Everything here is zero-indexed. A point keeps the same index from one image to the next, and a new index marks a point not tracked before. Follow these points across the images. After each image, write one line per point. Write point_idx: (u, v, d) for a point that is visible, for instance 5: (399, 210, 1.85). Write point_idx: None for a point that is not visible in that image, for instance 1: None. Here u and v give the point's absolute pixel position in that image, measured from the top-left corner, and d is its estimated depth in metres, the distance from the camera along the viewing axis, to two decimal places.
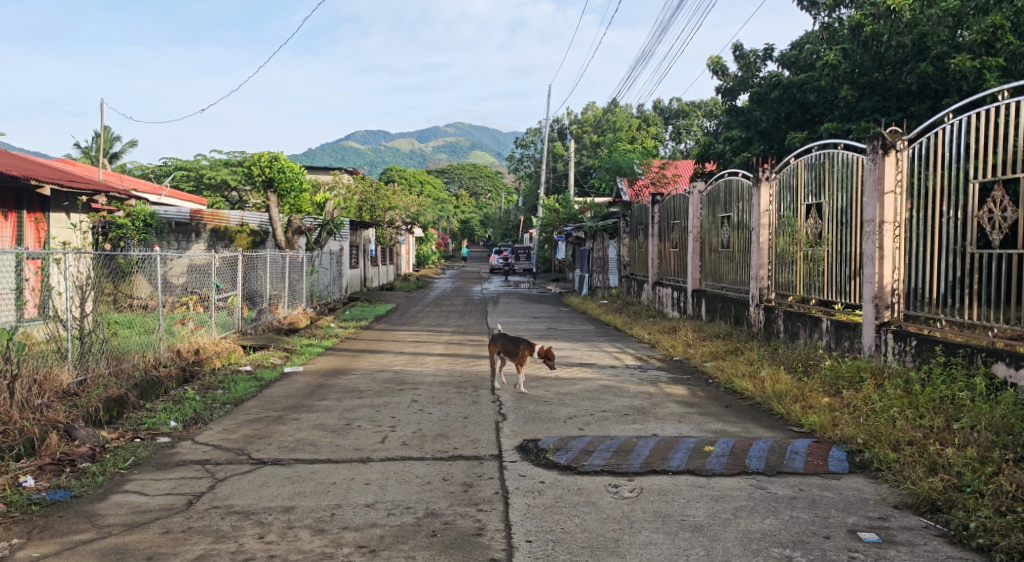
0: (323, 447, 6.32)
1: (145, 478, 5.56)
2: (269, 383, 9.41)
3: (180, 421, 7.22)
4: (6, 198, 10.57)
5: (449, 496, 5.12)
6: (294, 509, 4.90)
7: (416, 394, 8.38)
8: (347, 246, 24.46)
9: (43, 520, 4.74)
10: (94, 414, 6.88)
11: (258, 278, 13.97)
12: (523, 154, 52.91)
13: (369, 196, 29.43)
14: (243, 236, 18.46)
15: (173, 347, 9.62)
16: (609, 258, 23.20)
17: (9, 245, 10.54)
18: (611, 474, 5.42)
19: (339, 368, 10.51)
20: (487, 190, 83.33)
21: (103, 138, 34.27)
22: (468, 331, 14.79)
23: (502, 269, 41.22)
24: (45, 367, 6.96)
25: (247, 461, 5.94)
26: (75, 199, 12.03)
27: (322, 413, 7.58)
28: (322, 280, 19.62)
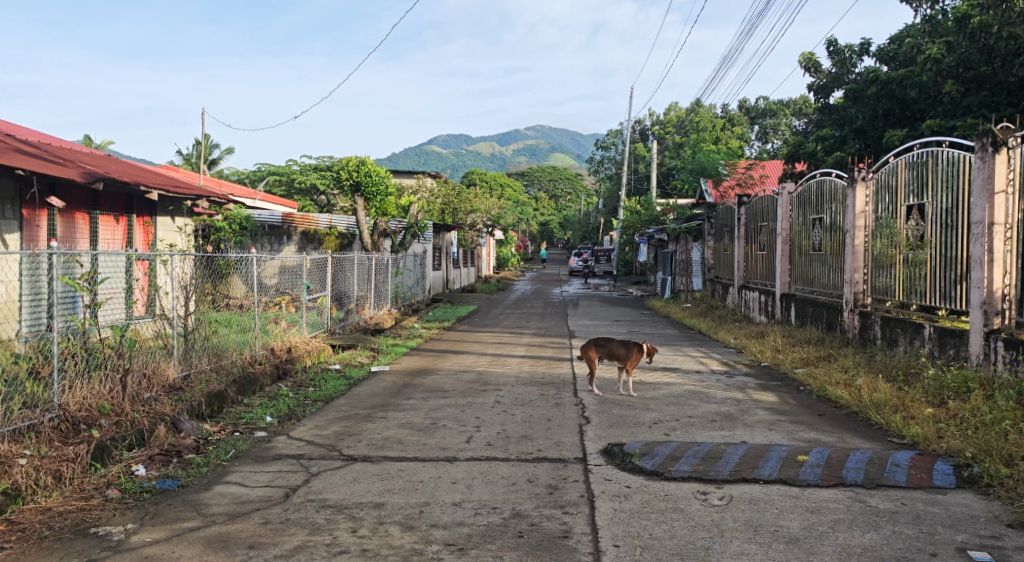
0: (410, 446, 6.46)
1: (244, 470, 5.81)
2: (357, 382, 9.67)
3: (275, 416, 7.52)
4: (118, 203, 11.21)
5: (535, 498, 5.14)
6: (384, 506, 5.03)
7: (499, 396, 8.46)
8: (430, 248, 24.91)
9: (155, 507, 5.01)
10: (197, 408, 7.23)
11: (345, 279, 14.36)
12: (603, 156, 52.52)
13: (452, 199, 29.88)
14: (332, 239, 19.02)
15: (267, 345, 10.00)
16: (692, 261, 22.81)
17: (120, 246, 11.20)
18: (699, 481, 5.34)
19: (424, 368, 10.71)
20: (567, 192, 83.03)
21: (203, 147, 36.15)
22: (549, 334, 14.81)
23: (581, 272, 41.03)
24: (153, 362, 7.35)
25: (339, 458, 6.12)
26: (180, 204, 12.67)
27: (408, 412, 7.74)
28: (407, 281, 20.05)
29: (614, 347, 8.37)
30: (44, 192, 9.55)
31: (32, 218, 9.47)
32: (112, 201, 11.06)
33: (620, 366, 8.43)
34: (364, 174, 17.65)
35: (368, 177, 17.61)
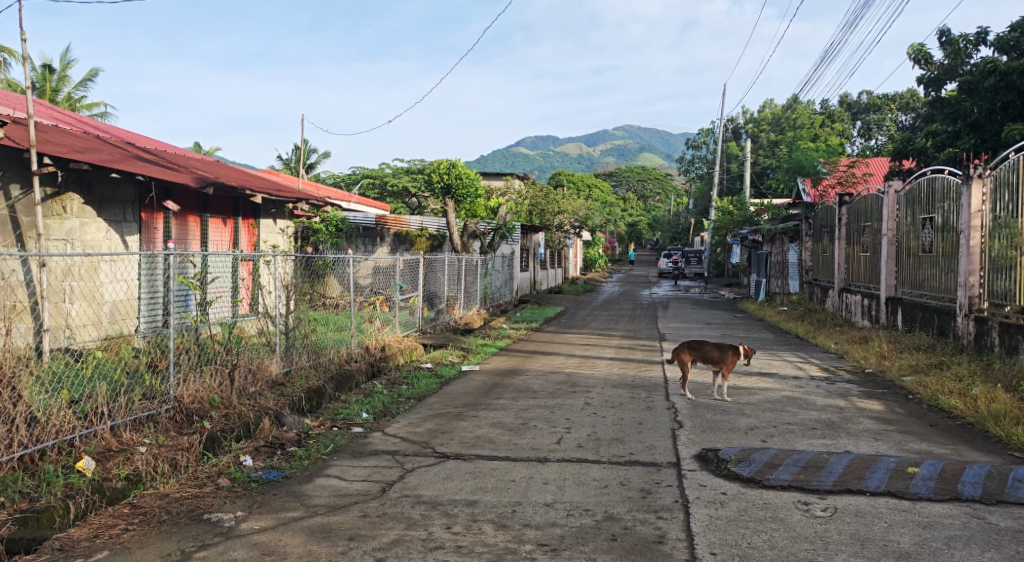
0: (501, 445, 6.51)
1: (342, 464, 5.99)
2: (448, 380, 9.82)
3: (371, 413, 7.74)
4: (226, 207, 11.78)
5: (627, 501, 5.09)
6: (477, 504, 5.08)
7: (589, 397, 8.42)
8: (518, 250, 25.04)
9: (261, 497, 5.23)
10: (299, 403, 7.52)
11: (437, 280, 14.61)
12: (694, 155, 51.39)
13: (540, 200, 29.97)
14: (423, 241, 19.32)
15: (363, 344, 10.26)
16: (789, 262, 22.09)
17: (227, 247, 11.80)
18: (800, 490, 5.17)
19: (513, 368, 10.78)
20: (656, 192, 81.76)
21: (301, 152, 37.51)
22: (639, 336, 14.64)
23: (670, 273, 40.38)
24: (257, 358, 7.68)
25: (432, 455, 6.23)
26: (282, 206, 13.20)
27: (499, 411, 7.81)
28: (496, 282, 20.21)
29: (709, 350, 8.18)
30: (160, 196, 10.13)
31: (150, 220, 10.06)
32: (221, 204, 11.63)
33: (716, 369, 8.24)
34: (455, 176, 17.92)
35: (458, 180, 17.88)
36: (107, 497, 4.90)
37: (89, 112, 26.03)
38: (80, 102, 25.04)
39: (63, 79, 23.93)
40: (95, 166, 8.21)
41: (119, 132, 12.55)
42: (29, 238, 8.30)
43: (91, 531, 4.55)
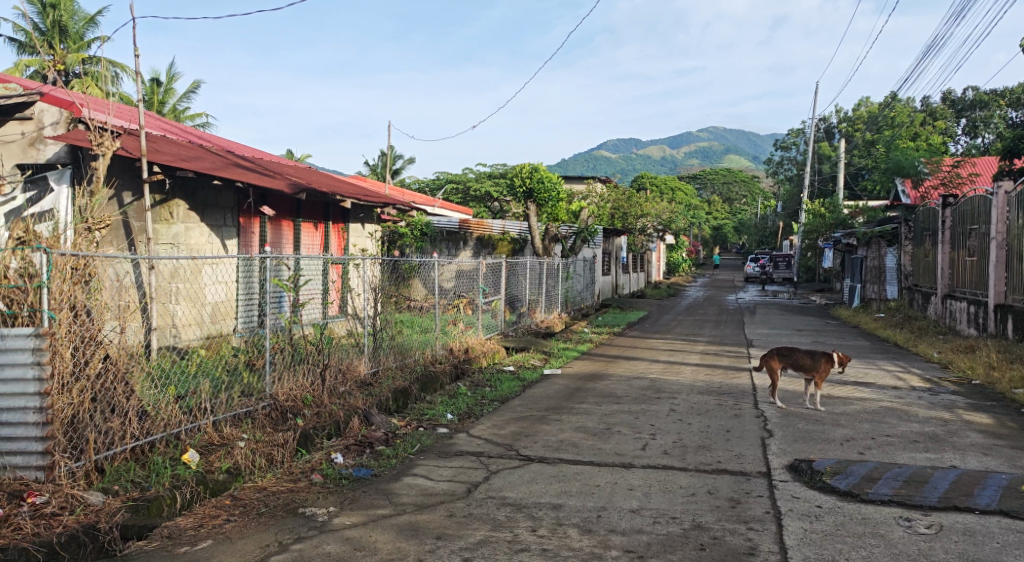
0: (585, 449, 6.48)
1: (429, 464, 6.09)
2: (531, 384, 9.84)
3: (455, 414, 7.83)
4: (318, 212, 12.17)
5: (716, 510, 4.98)
6: (562, 507, 5.08)
7: (674, 404, 8.28)
8: (600, 254, 24.90)
9: (352, 493, 5.37)
10: (386, 403, 7.69)
11: (519, 283, 14.62)
12: (783, 156, 49.87)
13: (622, 203, 29.71)
14: (504, 244, 19.34)
15: (447, 345, 10.41)
16: (886, 267, 21.15)
17: (318, 251, 12.19)
18: (901, 505, 4.94)
19: (596, 373, 10.70)
20: (743, 195, 79.79)
21: (387, 157, 38.34)
22: (725, 342, 14.31)
23: (757, 278, 39.33)
24: (347, 358, 7.90)
25: (516, 457, 6.26)
26: (370, 211, 13.56)
27: (582, 415, 7.78)
28: (578, 286, 20.14)
29: (801, 357, 7.92)
30: (258, 201, 10.55)
31: (247, 225, 10.50)
32: (313, 209, 12.03)
33: (808, 377, 7.97)
34: (537, 180, 18.00)
35: (540, 183, 17.95)
36: (210, 489, 5.12)
37: (191, 123, 27.38)
38: (183, 113, 26.35)
39: (168, 90, 25.26)
40: (199, 173, 8.61)
41: (220, 141, 13.14)
42: (139, 241, 8.76)
43: (196, 521, 4.76)
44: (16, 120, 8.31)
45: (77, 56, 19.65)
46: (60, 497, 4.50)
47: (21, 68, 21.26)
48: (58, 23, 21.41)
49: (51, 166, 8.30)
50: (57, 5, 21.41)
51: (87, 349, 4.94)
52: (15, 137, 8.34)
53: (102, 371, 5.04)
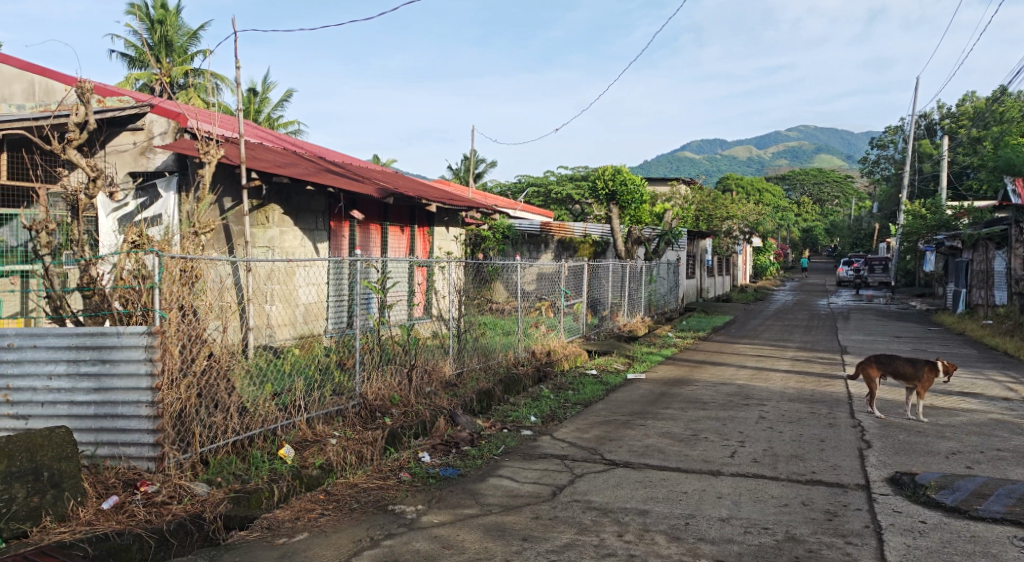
0: (672, 455, 6.37)
1: (514, 465, 6.12)
2: (614, 388, 9.76)
3: (539, 416, 7.85)
4: (404, 215, 12.43)
5: (811, 523, 4.82)
6: (649, 513, 5.01)
7: (764, 411, 8.06)
8: (685, 257, 24.49)
9: (439, 492, 5.46)
10: (471, 403, 7.78)
11: (601, 286, 14.48)
12: (880, 155, 47.83)
13: (707, 205, 29.12)
14: (586, 247, 19.62)
15: (529, 348, 10.47)
16: (994, 271, 19.96)
17: (405, 254, 12.45)
18: (1015, 525, 4.66)
19: (681, 378, 10.53)
20: (835, 195, 76.93)
21: (471, 162, 38.74)
22: (817, 348, 13.82)
23: (851, 282, 37.81)
24: (433, 359, 8.02)
25: (601, 461, 6.22)
26: (455, 214, 13.76)
27: (667, 421, 7.66)
28: (661, 289, 19.85)
29: (901, 365, 7.58)
30: (348, 205, 10.87)
31: (338, 229, 10.82)
32: (400, 213, 12.29)
33: (909, 387, 7.60)
34: (619, 182, 17.87)
35: (623, 186, 17.81)
36: (305, 484, 5.31)
37: (285, 130, 28.44)
38: (278, 121, 27.39)
39: (264, 99, 26.29)
40: (294, 179, 8.93)
41: (312, 147, 13.61)
42: (237, 244, 9.13)
43: (293, 514, 4.93)
44: (129, 131, 8.81)
45: (181, 69, 20.70)
46: (169, 487, 4.75)
47: (131, 80, 22.56)
48: (165, 38, 22.62)
49: (159, 174, 8.76)
50: (164, 21, 22.62)
51: (193, 347, 5.20)
52: (128, 146, 8.87)
53: (206, 368, 5.29)
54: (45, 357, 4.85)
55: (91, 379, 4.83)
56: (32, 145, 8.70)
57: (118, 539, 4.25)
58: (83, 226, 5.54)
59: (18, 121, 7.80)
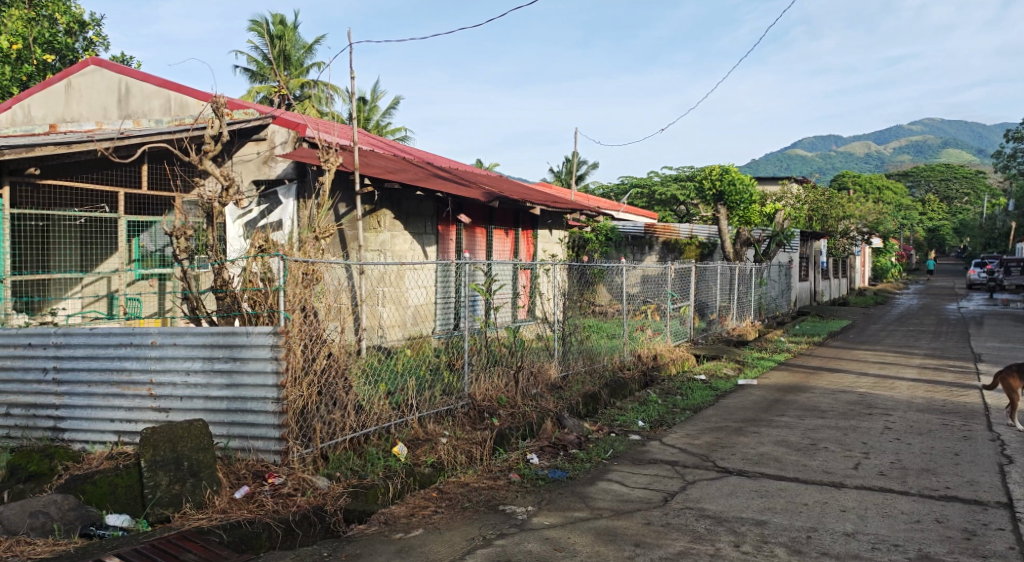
0: (789, 465, 6.14)
1: (623, 470, 6.06)
2: (725, 393, 9.49)
3: (647, 421, 7.74)
4: (508, 218, 12.55)
5: (946, 541, 4.53)
6: (767, 524, 4.85)
7: (889, 421, 7.64)
8: (797, 258, 23.53)
9: (549, 494, 5.46)
10: (577, 406, 7.76)
11: (709, 289, 14.12)
12: (1016, 149, 44.39)
13: (821, 204, 27.85)
14: (692, 248, 19.01)
15: (635, 351, 10.37)
16: None
17: (509, 256, 12.57)
18: None
19: (796, 384, 10.13)
20: (965, 192, 72.03)
21: (574, 164, 38.68)
22: (946, 356, 12.96)
23: (984, 285, 35.28)
24: (538, 362, 8.05)
25: (713, 469, 6.07)
26: (559, 216, 13.77)
27: (783, 429, 7.39)
28: (772, 292, 19.17)
29: None
30: (455, 209, 11.07)
31: (445, 233, 11.05)
32: (504, 216, 12.42)
33: None
34: (727, 182, 18.03)
35: (731, 185, 17.99)
36: (419, 481, 5.44)
37: (393, 137, 29.32)
38: (386, 128, 28.24)
39: (372, 108, 27.14)
40: (404, 184, 9.16)
41: (420, 152, 13.96)
42: (351, 248, 9.47)
43: (408, 510, 5.06)
44: (253, 141, 9.32)
45: (298, 81, 21.65)
46: (294, 480, 4.98)
47: (252, 93, 23.82)
48: (283, 52, 23.74)
49: (280, 182, 9.21)
50: (283, 37, 23.77)
51: (315, 346, 5.41)
52: (252, 156, 9.38)
53: (326, 366, 5.51)
54: (184, 354, 5.18)
55: (224, 375, 5.13)
56: (169, 157, 9.34)
57: (250, 527, 4.50)
58: (217, 231, 5.89)
59: (158, 135, 8.39)
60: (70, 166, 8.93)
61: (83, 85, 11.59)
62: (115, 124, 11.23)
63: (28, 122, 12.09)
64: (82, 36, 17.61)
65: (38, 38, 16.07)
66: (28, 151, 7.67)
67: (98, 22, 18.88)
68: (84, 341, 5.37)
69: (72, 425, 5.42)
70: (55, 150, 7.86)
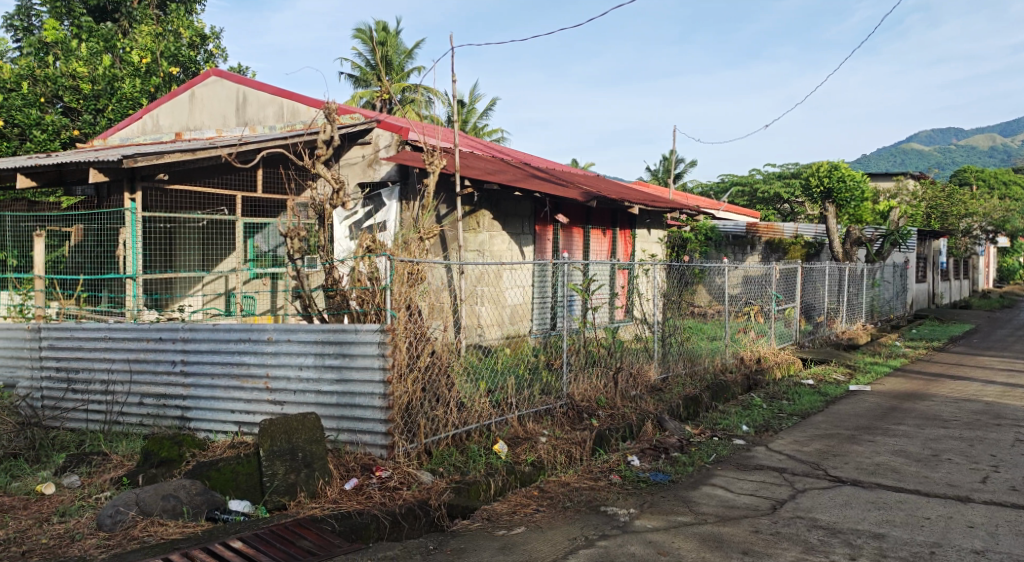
0: (908, 476, 5.83)
1: (728, 475, 5.91)
2: (835, 399, 9.11)
3: (752, 425, 7.53)
4: (605, 218, 12.47)
5: None
6: (885, 537, 4.63)
7: (1020, 433, 7.13)
8: (913, 259, 22.30)
9: (651, 497, 5.40)
10: (678, 409, 7.61)
11: (816, 291, 13.57)
12: None
13: (940, 201, 26.30)
14: (797, 248, 18.30)
15: (737, 354, 10.10)
16: None
17: (606, 256, 12.48)
18: None
19: (914, 392, 9.60)
20: None
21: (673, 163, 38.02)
22: None
23: None
24: (638, 363, 7.95)
25: (824, 477, 5.84)
26: (657, 215, 13.58)
27: (901, 438, 7.02)
28: (886, 294, 18.23)
29: None
30: (553, 209, 11.08)
31: (543, 233, 11.09)
32: (602, 216, 12.35)
33: None
34: (837, 179, 17.43)
35: (840, 182, 17.39)
36: (520, 480, 5.47)
37: (490, 138, 29.68)
38: (484, 130, 28.59)
39: (471, 110, 27.53)
40: (504, 185, 9.25)
41: (518, 153, 14.06)
42: (451, 249, 9.65)
43: (510, 507, 5.11)
44: (359, 145, 9.64)
45: (401, 85, 22.21)
46: (400, 474, 5.10)
47: (356, 98, 24.63)
48: (386, 57, 24.40)
49: (384, 184, 9.48)
50: (386, 43, 24.43)
51: (419, 344, 5.54)
52: (358, 159, 9.71)
53: (429, 364, 5.62)
54: (297, 350, 5.41)
55: (334, 371, 5.32)
56: (282, 161, 9.78)
57: (359, 518, 4.64)
58: (328, 232, 6.10)
59: (272, 140, 8.80)
60: (194, 171, 9.47)
61: (205, 95, 12.29)
62: (234, 131, 11.86)
63: (157, 131, 12.91)
64: (203, 49, 18.69)
65: (164, 51, 17.01)
66: (158, 157, 8.18)
67: (217, 35, 19.99)
68: (208, 337, 5.69)
69: (198, 415, 5.75)
70: (181, 156, 8.36)
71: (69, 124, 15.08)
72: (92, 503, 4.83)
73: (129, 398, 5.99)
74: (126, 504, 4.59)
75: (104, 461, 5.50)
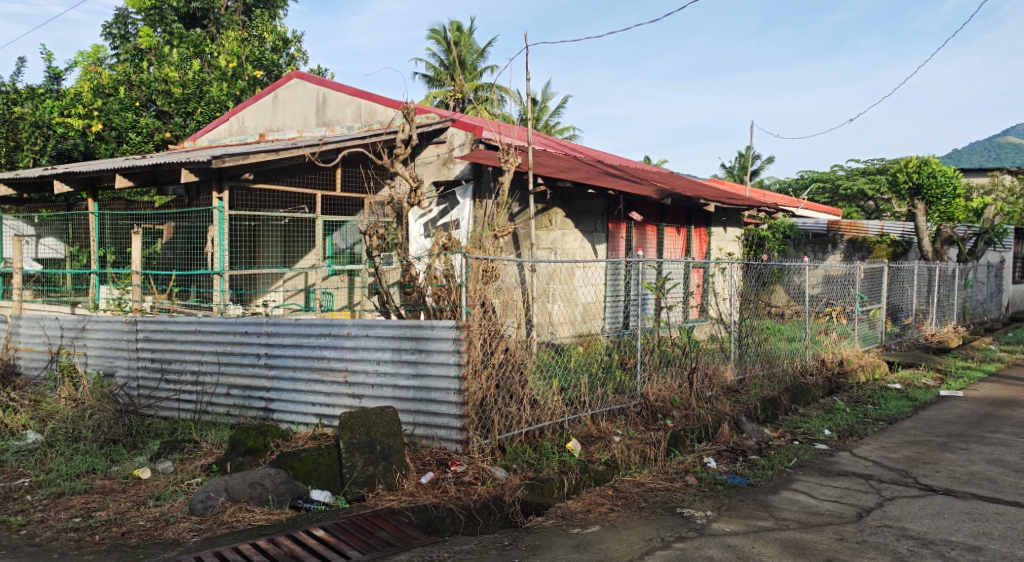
0: (1006, 487, 5.54)
1: (810, 480, 5.74)
2: (924, 405, 8.72)
3: (834, 430, 7.29)
4: (680, 216, 12.27)
5: None
6: (982, 550, 4.41)
7: None
8: (1010, 258, 21.11)
9: (729, 500, 5.29)
10: (756, 411, 7.44)
11: (903, 292, 13.02)
12: None
13: None
14: (882, 248, 17.35)
15: (818, 356, 9.79)
16: None
17: (681, 255, 12.28)
18: None
19: (1010, 398, 9.11)
20: None
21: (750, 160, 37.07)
22: None
23: None
24: (714, 364, 7.79)
25: (913, 485, 5.60)
26: (734, 213, 13.29)
27: (997, 447, 6.68)
28: (979, 296, 17.34)
29: None
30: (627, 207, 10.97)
31: (616, 231, 11.00)
32: (677, 214, 12.16)
33: None
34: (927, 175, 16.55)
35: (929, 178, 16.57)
36: (594, 478, 5.45)
37: (562, 137, 29.57)
38: (556, 128, 28.49)
39: (543, 108, 27.47)
40: (577, 182, 9.21)
41: (591, 151, 13.98)
42: (524, 247, 9.68)
43: (585, 506, 5.10)
44: (434, 144, 9.77)
45: (474, 85, 22.34)
46: (474, 469, 5.14)
47: (430, 98, 24.91)
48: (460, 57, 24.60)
49: (458, 182, 9.57)
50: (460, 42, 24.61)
51: (493, 341, 5.58)
52: (433, 158, 9.84)
53: (503, 360, 5.64)
54: (375, 345, 5.52)
55: (411, 365, 5.41)
56: (360, 160, 9.99)
57: (435, 511, 4.69)
58: (405, 230, 6.20)
59: (352, 140, 9.00)
60: (277, 171, 9.77)
61: (288, 97, 12.66)
62: (315, 131, 12.18)
63: (242, 132, 13.38)
64: (285, 52, 19.24)
65: (250, 56, 17.61)
66: (244, 158, 8.48)
67: (299, 39, 20.55)
68: (290, 331, 5.87)
69: (281, 406, 5.94)
70: (266, 156, 8.63)
71: (161, 127, 15.74)
72: (183, 488, 5.05)
73: (217, 389, 6.23)
74: (216, 490, 4.78)
75: (195, 448, 5.74)
